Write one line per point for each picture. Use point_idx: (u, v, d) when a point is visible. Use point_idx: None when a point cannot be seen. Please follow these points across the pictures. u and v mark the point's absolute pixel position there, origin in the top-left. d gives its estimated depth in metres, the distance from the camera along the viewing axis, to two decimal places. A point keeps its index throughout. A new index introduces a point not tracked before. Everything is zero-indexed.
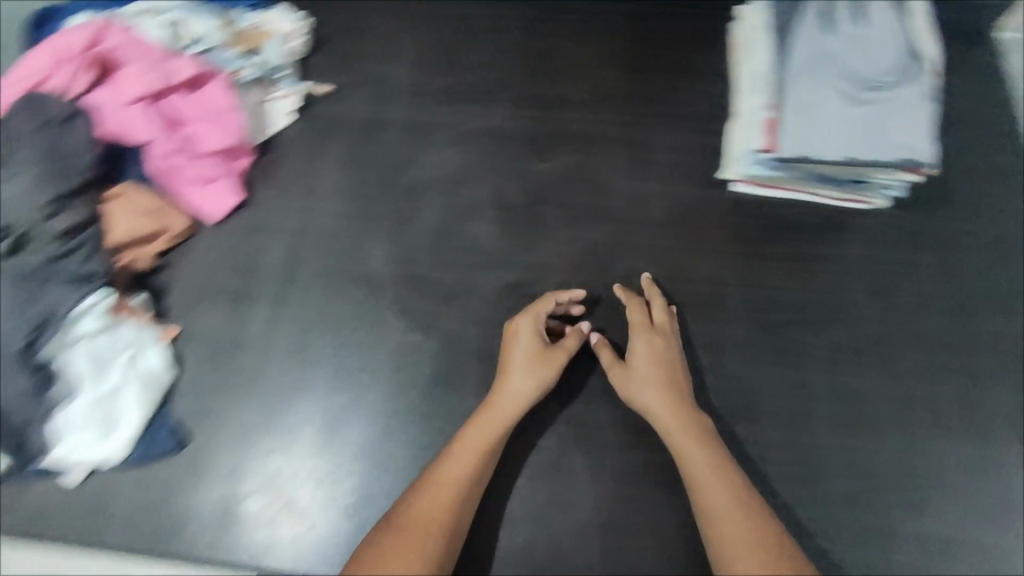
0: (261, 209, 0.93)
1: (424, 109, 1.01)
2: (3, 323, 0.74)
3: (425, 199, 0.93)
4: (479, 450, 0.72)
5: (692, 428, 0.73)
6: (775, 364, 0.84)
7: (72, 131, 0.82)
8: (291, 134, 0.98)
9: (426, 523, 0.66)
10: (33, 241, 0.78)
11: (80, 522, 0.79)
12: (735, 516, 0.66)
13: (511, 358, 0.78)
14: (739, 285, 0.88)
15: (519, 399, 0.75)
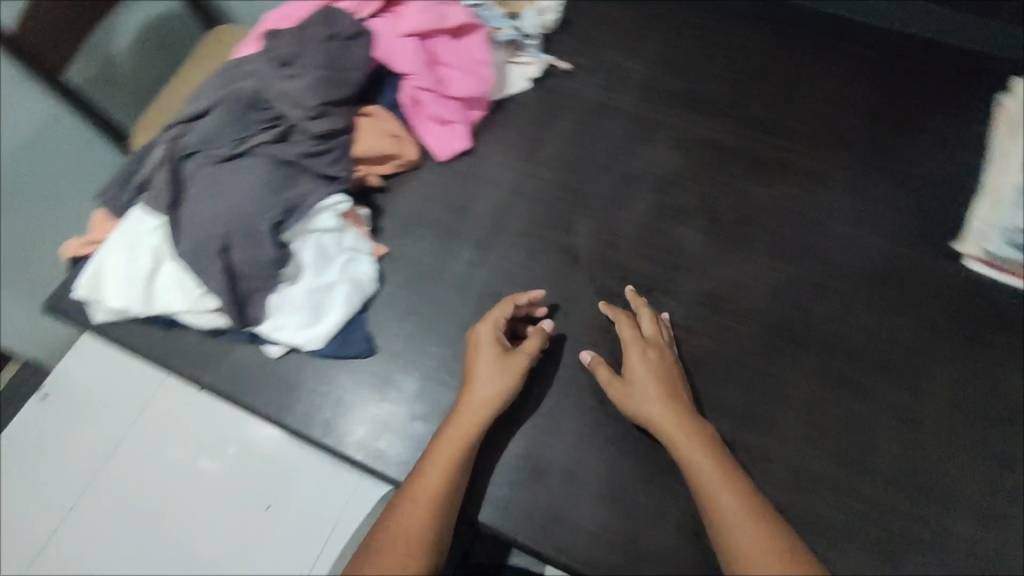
0: (483, 159, 0.98)
1: (653, 105, 1.02)
2: (262, 198, 0.82)
3: (637, 190, 0.94)
4: (454, 431, 0.74)
5: (693, 443, 0.70)
6: (854, 405, 0.81)
7: (354, 48, 0.91)
8: (524, 100, 1.03)
9: (415, 517, 0.68)
10: (296, 134, 0.88)
11: (264, 393, 0.83)
12: (751, 542, 0.64)
13: (475, 356, 0.78)
14: (874, 339, 0.84)
15: (487, 390, 0.75)
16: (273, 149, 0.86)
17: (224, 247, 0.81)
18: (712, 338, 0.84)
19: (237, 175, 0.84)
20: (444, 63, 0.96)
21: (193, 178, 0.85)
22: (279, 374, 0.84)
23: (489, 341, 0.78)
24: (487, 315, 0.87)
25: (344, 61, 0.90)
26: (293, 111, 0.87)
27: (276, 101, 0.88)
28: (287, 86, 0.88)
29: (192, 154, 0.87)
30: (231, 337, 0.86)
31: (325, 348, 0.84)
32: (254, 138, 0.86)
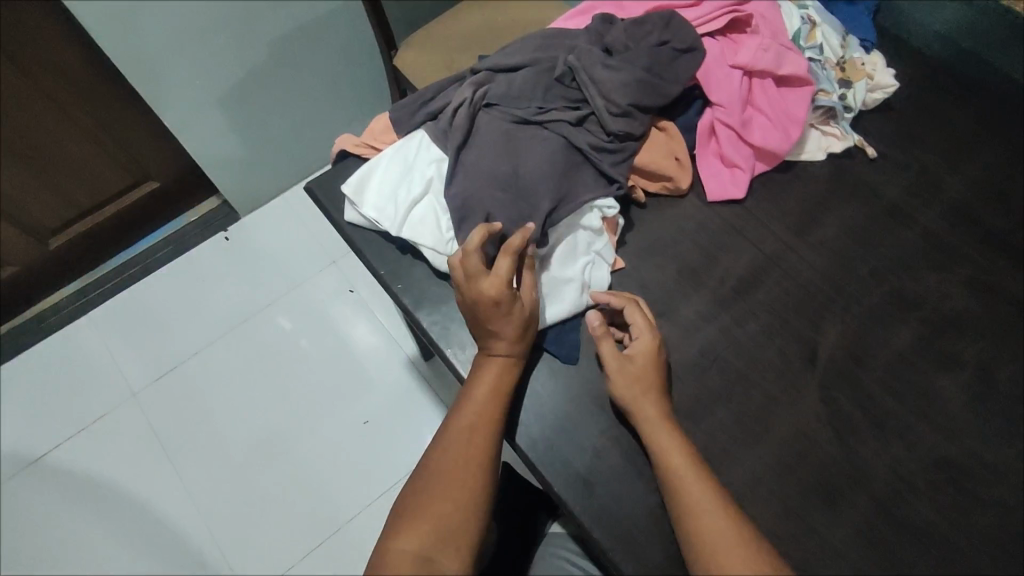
0: (751, 217, 0.93)
1: (957, 233, 0.91)
2: (546, 175, 0.83)
3: (905, 314, 0.85)
4: (487, 384, 0.74)
5: (665, 438, 0.70)
6: (941, 526, 0.73)
7: (685, 62, 0.88)
8: (814, 172, 0.96)
9: (460, 462, 0.68)
10: (592, 124, 0.87)
11: (466, 347, 0.84)
12: (722, 543, 0.62)
13: (498, 314, 0.73)
14: (994, 473, 0.76)
15: (507, 350, 0.75)
16: (570, 132, 0.86)
17: (492, 205, 0.82)
18: (944, 514, 0.73)
19: (530, 146, 0.85)
20: (757, 108, 0.92)
21: (485, 127, 0.87)
22: None
23: (506, 292, 0.72)
24: (704, 375, 0.82)
25: (666, 74, 0.87)
26: (600, 102, 0.85)
27: (588, 85, 0.86)
28: (604, 74, 0.86)
29: (491, 105, 0.89)
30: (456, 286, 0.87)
31: (536, 337, 0.82)
32: (554, 114, 0.87)
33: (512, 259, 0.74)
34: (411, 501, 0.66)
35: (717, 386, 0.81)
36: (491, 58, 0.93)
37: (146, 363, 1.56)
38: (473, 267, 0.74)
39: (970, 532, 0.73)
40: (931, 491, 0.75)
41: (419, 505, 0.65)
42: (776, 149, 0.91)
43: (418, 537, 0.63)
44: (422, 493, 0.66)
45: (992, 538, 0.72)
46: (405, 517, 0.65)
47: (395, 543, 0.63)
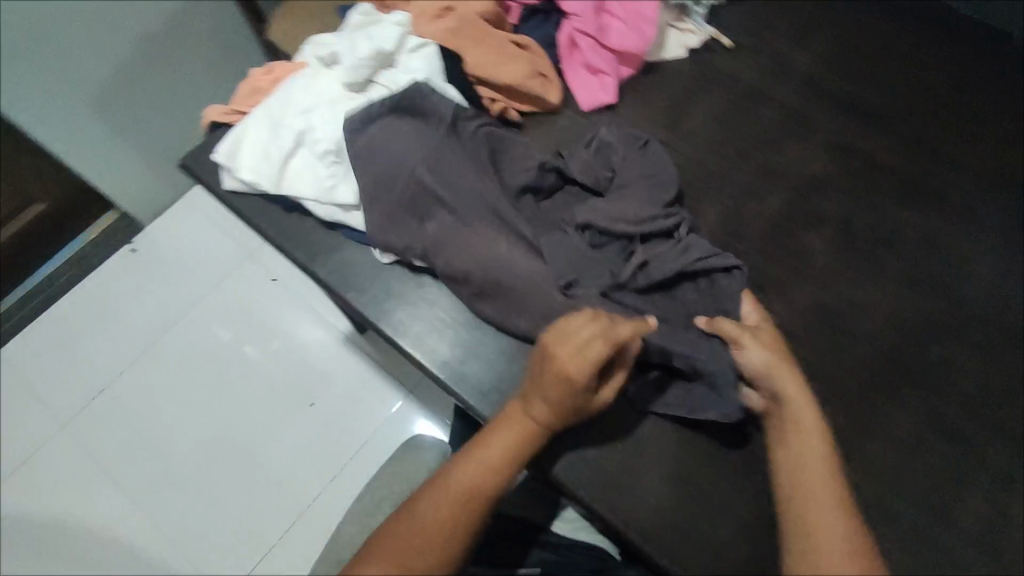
0: (626, 119, 0.96)
1: (811, 104, 0.97)
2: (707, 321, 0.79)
3: (773, 185, 0.91)
4: (508, 442, 0.69)
5: (810, 422, 0.67)
6: (824, 365, 0.80)
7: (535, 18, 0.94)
8: (678, 69, 1.00)
9: (447, 516, 0.66)
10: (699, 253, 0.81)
11: (367, 290, 0.85)
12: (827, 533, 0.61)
13: (555, 388, 0.67)
14: (863, 309, 0.83)
15: (543, 417, 0.69)
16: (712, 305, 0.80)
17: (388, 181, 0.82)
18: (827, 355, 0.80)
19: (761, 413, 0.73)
20: (610, 13, 0.95)
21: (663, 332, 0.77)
22: (384, 279, 0.85)
23: (588, 372, 0.66)
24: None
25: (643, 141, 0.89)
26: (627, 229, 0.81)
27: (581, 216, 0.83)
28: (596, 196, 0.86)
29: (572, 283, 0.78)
30: (347, 232, 0.87)
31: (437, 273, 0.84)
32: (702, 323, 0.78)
33: (608, 351, 0.67)
34: (390, 531, 0.65)
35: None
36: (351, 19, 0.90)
37: (65, 389, 1.48)
38: (572, 331, 0.68)
39: (848, 363, 0.80)
40: (811, 336, 0.81)
41: (388, 540, 0.64)
42: (635, 49, 0.94)
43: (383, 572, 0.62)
44: (401, 531, 0.65)
45: (868, 364, 0.80)
46: (377, 552, 0.64)
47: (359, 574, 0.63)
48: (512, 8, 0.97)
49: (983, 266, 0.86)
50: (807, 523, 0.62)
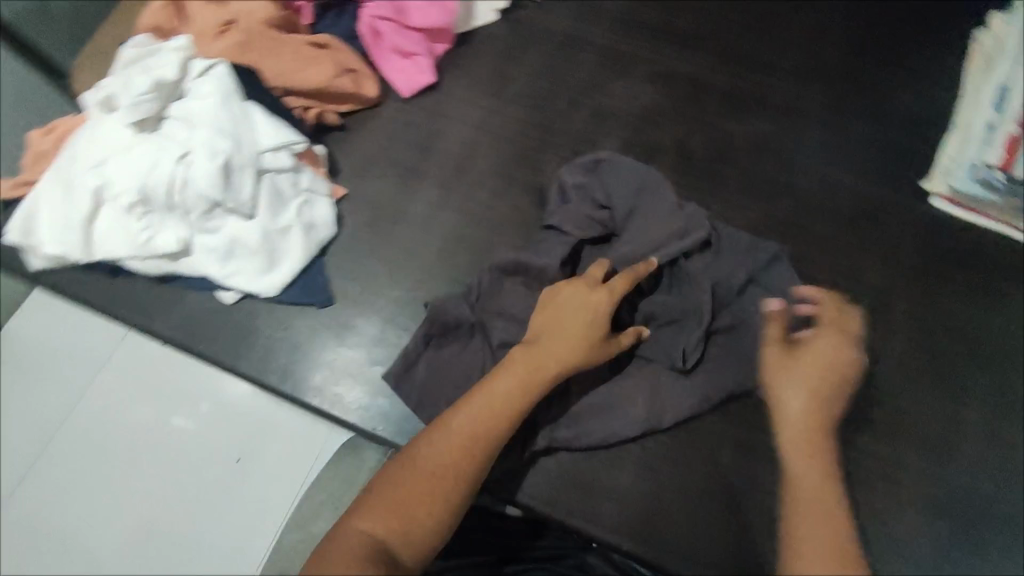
0: (450, 97, 0.93)
1: (628, 38, 0.97)
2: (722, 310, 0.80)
3: (607, 128, 0.92)
4: (516, 383, 0.67)
5: (810, 445, 0.66)
6: None
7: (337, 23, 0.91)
8: (493, 32, 0.97)
9: (446, 463, 0.62)
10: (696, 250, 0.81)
11: (223, 338, 0.81)
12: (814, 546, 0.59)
13: (569, 319, 0.70)
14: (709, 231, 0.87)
15: (557, 354, 0.68)
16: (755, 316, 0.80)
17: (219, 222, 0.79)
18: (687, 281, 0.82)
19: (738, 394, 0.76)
20: None
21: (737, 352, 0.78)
22: (237, 320, 0.82)
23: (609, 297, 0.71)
24: (455, 259, 0.85)
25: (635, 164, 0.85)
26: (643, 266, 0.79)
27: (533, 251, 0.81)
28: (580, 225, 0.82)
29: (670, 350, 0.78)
30: (185, 282, 0.82)
31: (293, 304, 0.82)
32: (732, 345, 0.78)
33: (626, 281, 0.73)
34: (384, 478, 0.63)
35: (468, 264, 0.84)
36: (127, 50, 0.81)
37: None
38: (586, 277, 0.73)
39: None
40: None
41: (390, 491, 0.61)
42: (440, 24, 0.91)
43: (377, 523, 0.60)
44: (397, 479, 0.62)
45: None
46: (372, 502, 0.61)
47: (355, 523, 0.60)
48: (303, 5, 0.91)
49: (809, 163, 0.91)
50: (790, 530, 0.61)
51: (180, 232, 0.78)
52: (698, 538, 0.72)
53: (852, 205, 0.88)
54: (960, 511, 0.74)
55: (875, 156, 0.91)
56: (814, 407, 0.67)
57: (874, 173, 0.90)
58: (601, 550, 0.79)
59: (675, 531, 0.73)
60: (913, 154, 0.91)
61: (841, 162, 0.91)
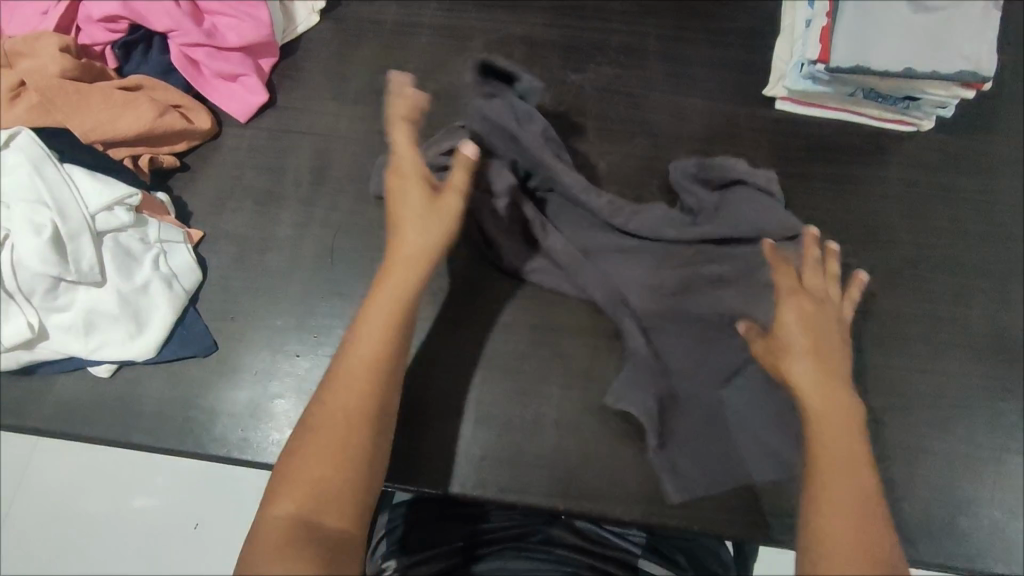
0: (291, 111, 0.90)
1: (457, 11, 0.96)
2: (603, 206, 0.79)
3: (457, 106, 0.91)
4: (388, 305, 0.65)
5: (829, 411, 0.64)
6: None
7: (148, 60, 0.86)
8: (320, 36, 0.94)
9: (344, 414, 0.60)
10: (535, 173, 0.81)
11: (107, 415, 0.76)
12: (844, 531, 0.56)
13: (400, 206, 0.68)
14: None
15: (411, 262, 0.67)
16: (754, 211, 0.78)
17: (68, 295, 0.74)
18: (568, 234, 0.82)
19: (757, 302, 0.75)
20: (211, 12, 0.86)
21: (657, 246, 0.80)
22: (118, 392, 0.77)
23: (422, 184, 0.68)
24: (332, 273, 0.82)
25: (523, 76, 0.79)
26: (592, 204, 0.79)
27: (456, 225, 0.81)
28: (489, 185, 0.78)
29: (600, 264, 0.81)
30: (49, 368, 0.77)
31: (173, 360, 0.78)
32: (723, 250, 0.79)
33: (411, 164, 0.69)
34: (288, 457, 0.59)
35: (345, 275, 0.82)
36: None
37: None
38: (401, 167, 0.69)
39: None
40: None
41: (298, 464, 0.58)
42: (256, 39, 0.86)
43: (298, 498, 0.56)
44: (301, 452, 0.59)
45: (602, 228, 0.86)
46: (286, 479, 0.57)
47: (272, 509, 0.56)
48: (102, 49, 0.85)
49: (659, 96, 0.92)
50: (817, 519, 0.58)
51: (28, 318, 0.72)
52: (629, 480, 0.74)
53: (705, 127, 0.91)
54: (858, 388, 0.78)
55: (717, 74, 0.94)
56: (823, 361, 0.66)
57: (720, 92, 0.93)
58: (565, 520, 0.78)
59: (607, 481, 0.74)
60: (751, 66, 0.94)
61: (687, 88, 0.93)
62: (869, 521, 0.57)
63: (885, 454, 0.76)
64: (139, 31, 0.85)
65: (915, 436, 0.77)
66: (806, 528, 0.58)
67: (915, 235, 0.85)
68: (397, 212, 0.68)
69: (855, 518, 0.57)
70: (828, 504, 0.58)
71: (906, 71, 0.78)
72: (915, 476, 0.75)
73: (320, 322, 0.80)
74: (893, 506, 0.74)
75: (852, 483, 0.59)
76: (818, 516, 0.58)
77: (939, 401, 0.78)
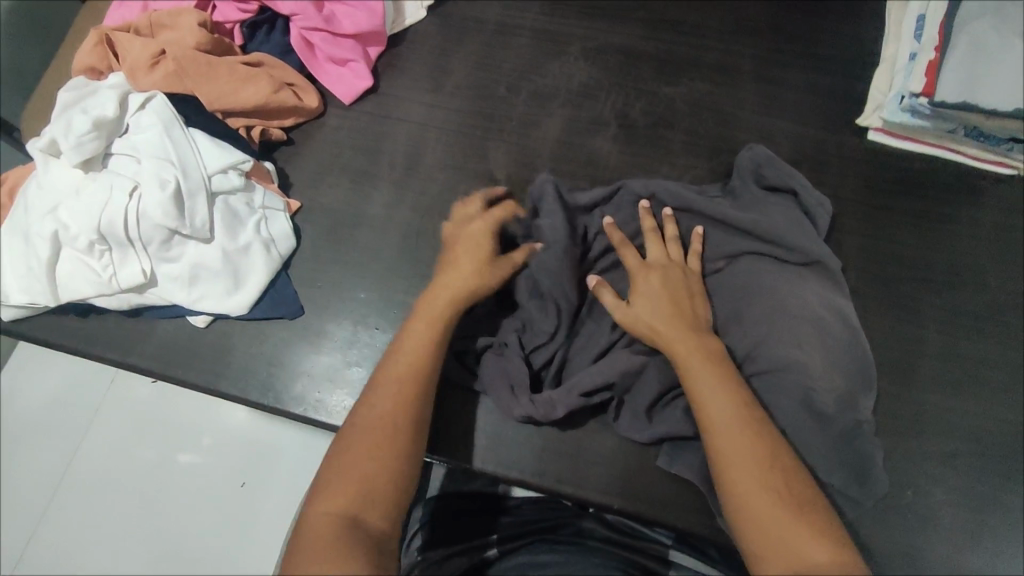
0: (392, 97, 0.95)
1: (558, 18, 0.99)
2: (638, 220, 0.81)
3: (549, 108, 0.94)
4: (428, 326, 0.69)
5: (700, 371, 0.64)
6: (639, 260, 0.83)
7: (270, 40, 0.92)
8: (426, 29, 0.99)
9: (370, 466, 0.58)
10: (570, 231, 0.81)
11: (199, 362, 0.82)
12: (755, 491, 0.56)
13: (464, 252, 0.75)
14: None
15: (455, 286, 0.72)
16: (789, 225, 0.79)
17: (178, 248, 0.80)
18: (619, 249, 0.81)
19: (784, 334, 0.73)
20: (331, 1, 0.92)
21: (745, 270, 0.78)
22: (211, 342, 0.83)
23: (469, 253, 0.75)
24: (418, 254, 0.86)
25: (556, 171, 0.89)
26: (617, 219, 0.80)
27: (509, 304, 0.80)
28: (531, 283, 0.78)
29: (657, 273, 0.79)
30: (153, 313, 0.83)
31: (263, 319, 0.83)
32: (770, 264, 0.78)
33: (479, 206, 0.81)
34: (317, 496, 0.57)
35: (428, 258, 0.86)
36: (62, 91, 0.80)
37: None
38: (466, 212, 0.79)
39: None
40: None
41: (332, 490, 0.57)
42: (370, 28, 0.92)
43: (328, 529, 0.54)
44: (331, 489, 0.57)
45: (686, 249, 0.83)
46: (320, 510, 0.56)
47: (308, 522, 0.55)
48: (232, 27, 0.91)
49: (751, 115, 0.93)
50: (731, 492, 0.57)
51: (143, 264, 0.79)
52: (686, 489, 0.74)
53: (793, 149, 0.91)
54: (931, 427, 0.76)
55: (813, 99, 0.93)
56: (672, 314, 0.69)
57: (813, 116, 0.92)
58: (595, 513, 0.80)
59: (665, 486, 0.74)
60: (847, 94, 0.93)
61: (778, 109, 0.93)
62: (774, 465, 0.58)
63: (953, 498, 0.74)
64: (267, 12, 0.91)
65: (987, 483, 0.74)
66: (726, 505, 0.57)
67: (1005, 280, 0.83)
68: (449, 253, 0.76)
69: (755, 469, 0.57)
70: (719, 458, 0.59)
71: (1018, 109, 0.76)
72: (984, 524, 0.73)
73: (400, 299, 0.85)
74: (958, 552, 0.72)
75: (749, 443, 0.59)
76: (723, 475, 0.58)
77: (1016, 451, 0.76)
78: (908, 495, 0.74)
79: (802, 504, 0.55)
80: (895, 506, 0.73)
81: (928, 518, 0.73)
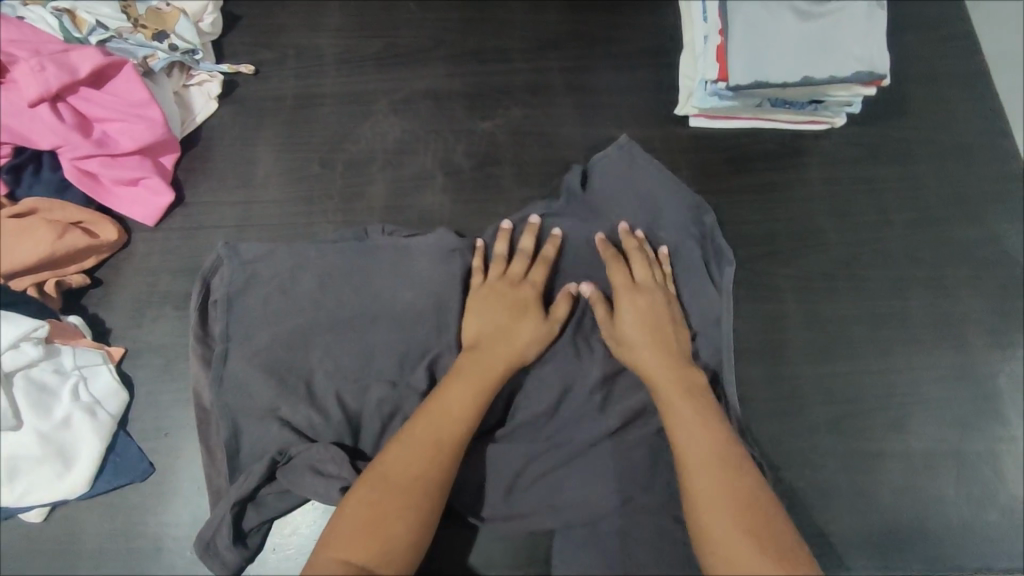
0: (199, 206, 0.87)
1: (358, 76, 0.94)
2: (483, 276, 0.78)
3: (369, 173, 0.89)
4: (473, 377, 0.67)
5: (680, 416, 0.65)
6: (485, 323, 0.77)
7: (43, 181, 0.82)
8: (219, 123, 0.91)
9: (394, 519, 0.57)
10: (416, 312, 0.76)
11: (48, 561, 0.73)
12: (729, 540, 0.55)
13: (504, 315, 0.73)
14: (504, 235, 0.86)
15: (505, 346, 0.70)
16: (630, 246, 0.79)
17: None
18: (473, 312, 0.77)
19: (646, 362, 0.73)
20: (99, 119, 0.82)
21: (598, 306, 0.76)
22: (56, 534, 0.74)
23: (550, 330, 0.73)
24: (247, 369, 0.73)
25: (398, 227, 0.84)
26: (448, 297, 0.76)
27: (368, 404, 0.73)
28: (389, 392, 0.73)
29: None
30: None
31: (110, 491, 0.75)
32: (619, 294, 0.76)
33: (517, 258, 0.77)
34: (333, 537, 0.56)
35: (248, 369, 0.73)
36: None
37: None
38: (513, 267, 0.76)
39: None
40: None
41: (350, 534, 0.56)
42: (152, 141, 0.83)
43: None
44: (345, 532, 0.56)
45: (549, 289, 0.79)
46: (336, 549, 0.55)
47: (325, 564, 0.55)
48: None
49: (574, 130, 0.91)
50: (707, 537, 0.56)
51: None
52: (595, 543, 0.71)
53: None
54: (809, 401, 0.77)
55: (628, 98, 0.92)
56: (659, 357, 0.70)
57: (633, 116, 0.92)
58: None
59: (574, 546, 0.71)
60: (661, 86, 0.93)
61: (600, 118, 0.92)
62: (758, 523, 0.56)
63: (844, 465, 0.75)
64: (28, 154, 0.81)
65: (872, 439, 0.76)
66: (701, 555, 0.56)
67: (846, 234, 0.84)
68: (481, 312, 0.73)
69: (734, 515, 0.56)
70: (696, 498, 0.59)
71: (804, 80, 0.80)
72: (875, 480, 0.75)
73: (237, 424, 0.72)
74: (857, 515, 0.74)
75: (730, 488, 0.58)
76: (696, 512, 0.58)
77: (890, 400, 0.78)
78: (802, 474, 0.75)
79: (778, 541, 0.55)
80: (794, 490, 0.74)
81: (825, 490, 0.75)
